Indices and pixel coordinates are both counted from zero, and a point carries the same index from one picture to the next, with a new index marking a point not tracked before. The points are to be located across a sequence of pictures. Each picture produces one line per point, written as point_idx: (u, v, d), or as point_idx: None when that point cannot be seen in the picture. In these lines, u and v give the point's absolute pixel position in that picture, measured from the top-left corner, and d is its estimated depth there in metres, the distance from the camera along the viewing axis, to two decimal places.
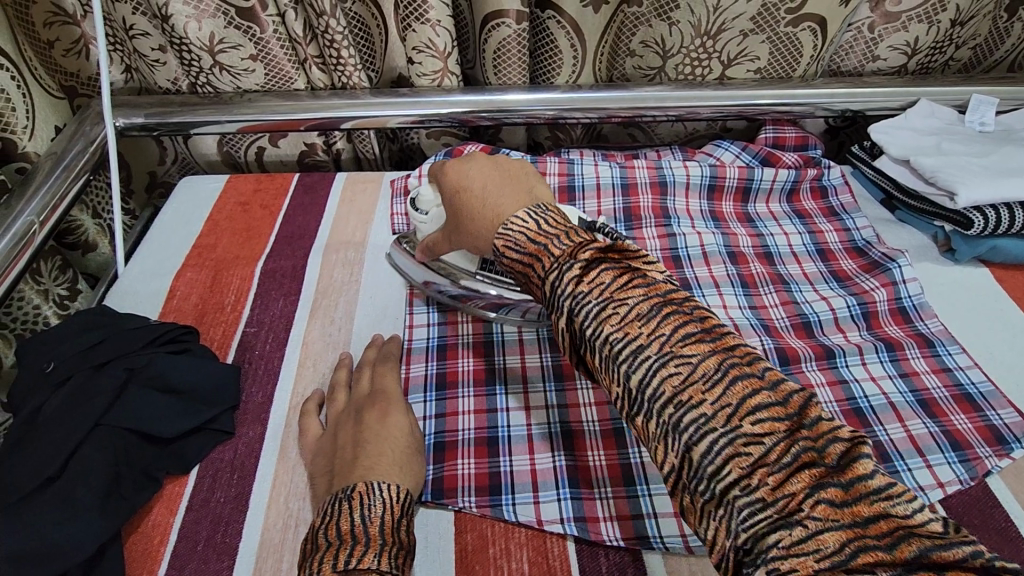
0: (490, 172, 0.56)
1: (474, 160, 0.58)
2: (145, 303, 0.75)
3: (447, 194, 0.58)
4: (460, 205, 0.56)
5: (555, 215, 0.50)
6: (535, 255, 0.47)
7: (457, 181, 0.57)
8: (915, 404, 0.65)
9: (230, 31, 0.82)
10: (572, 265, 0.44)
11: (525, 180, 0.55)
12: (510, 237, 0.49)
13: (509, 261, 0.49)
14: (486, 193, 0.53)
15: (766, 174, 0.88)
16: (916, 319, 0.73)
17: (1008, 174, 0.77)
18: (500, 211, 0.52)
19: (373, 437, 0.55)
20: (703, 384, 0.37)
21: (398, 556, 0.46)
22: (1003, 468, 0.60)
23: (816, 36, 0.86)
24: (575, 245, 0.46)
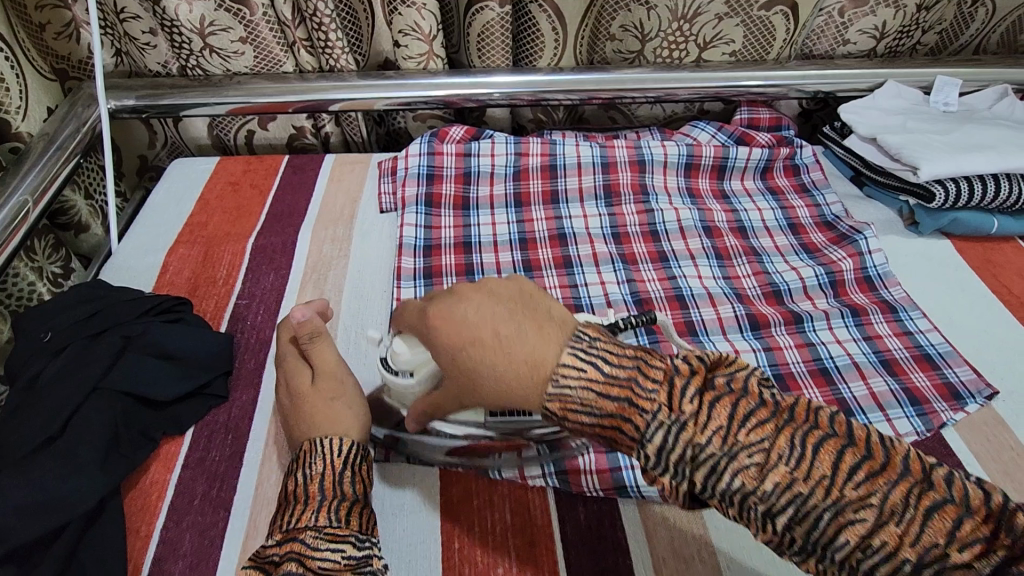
0: (493, 306, 0.44)
1: (465, 291, 0.46)
2: (138, 277, 0.77)
3: (445, 351, 0.45)
4: (469, 363, 0.43)
5: (609, 347, 0.43)
6: (619, 415, 0.41)
7: (456, 331, 0.44)
8: (878, 363, 0.69)
9: (220, 14, 0.84)
10: (681, 420, 0.40)
11: (540, 304, 0.46)
12: (570, 395, 0.42)
13: (578, 425, 0.42)
14: (507, 344, 0.42)
15: (740, 153, 0.91)
16: (880, 287, 0.77)
17: (969, 149, 0.81)
18: (540, 359, 0.42)
19: (309, 403, 0.56)
20: (785, 464, 0.38)
21: (342, 508, 0.48)
22: (958, 421, 0.64)
23: (789, 20, 0.90)
24: (659, 388, 0.41)
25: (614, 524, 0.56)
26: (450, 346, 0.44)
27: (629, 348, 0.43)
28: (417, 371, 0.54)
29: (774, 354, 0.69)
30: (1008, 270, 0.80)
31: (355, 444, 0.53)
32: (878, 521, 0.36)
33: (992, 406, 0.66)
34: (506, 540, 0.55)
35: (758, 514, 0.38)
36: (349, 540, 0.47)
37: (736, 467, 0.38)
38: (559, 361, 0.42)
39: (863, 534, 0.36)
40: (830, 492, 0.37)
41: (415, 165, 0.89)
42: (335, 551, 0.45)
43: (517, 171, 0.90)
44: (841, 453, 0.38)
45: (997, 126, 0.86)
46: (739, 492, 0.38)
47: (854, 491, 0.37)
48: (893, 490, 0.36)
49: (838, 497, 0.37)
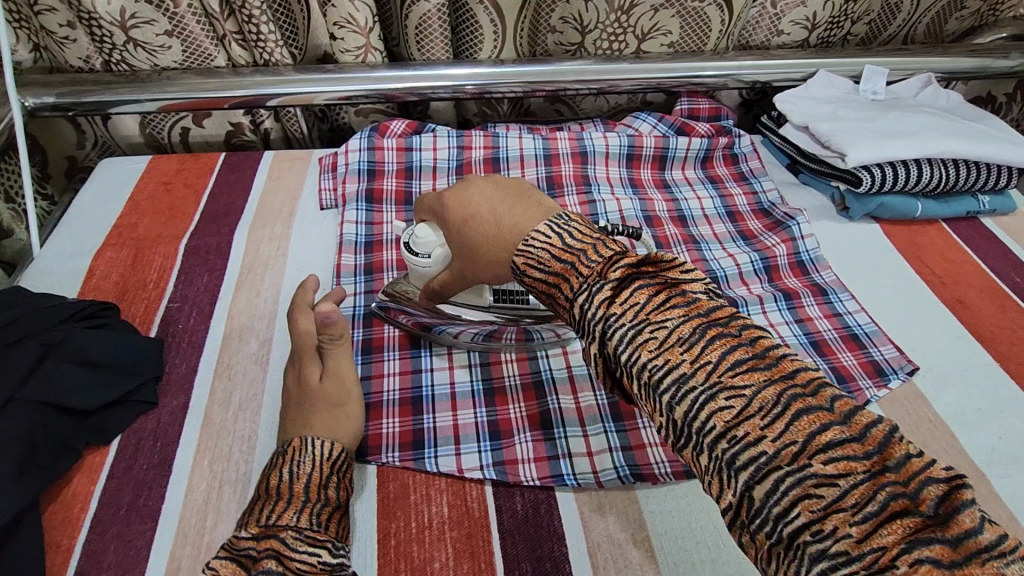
0: (492, 194, 0.52)
1: (476, 181, 0.54)
2: (62, 282, 0.74)
3: (455, 228, 0.53)
4: (467, 233, 0.52)
5: (581, 227, 0.47)
6: (562, 275, 0.45)
7: (462, 210, 0.53)
8: (808, 345, 0.71)
9: (142, 6, 0.80)
10: (602, 284, 0.42)
11: (532, 195, 0.52)
12: (531, 254, 0.47)
13: (531, 280, 0.47)
14: (500, 219, 0.50)
15: (680, 143, 0.93)
16: (812, 271, 0.79)
17: (894, 136, 0.84)
18: (517, 229, 0.49)
19: (314, 404, 0.57)
20: (760, 417, 0.35)
21: (323, 513, 0.49)
22: (881, 397, 0.67)
23: (723, 11, 0.91)
24: (603, 259, 0.44)
25: (551, 511, 0.57)
26: (458, 219, 0.53)
27: (599, 232, 0.46)
28: (434, 252, 0.60)
29: None
30: (931, 252, 0.84)
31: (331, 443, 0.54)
32: (837, 506, 0.32)
33: (913, 381, 0.69)
34: (443, 535, 0.54)
35: (723, 465, 0.35)
36: (325, 546, 0.47)
37: (712, 407, 0.36)
38: (532, 231, 0.48)
39: (818, 512, 0.32)
40: (708, 376, 0.37)
41: (355, 161, 0.89)
42: (313, 553, 0.46)
43: (460, 164, 0.90)
44: (824, 426, 0.34)
45: (919, 113, 0.90)
46: (712, 433, 0.36)
47: (824, 464, 0.33)
48: (790, 420, 0.35)
49: (805, 466, 0.33)
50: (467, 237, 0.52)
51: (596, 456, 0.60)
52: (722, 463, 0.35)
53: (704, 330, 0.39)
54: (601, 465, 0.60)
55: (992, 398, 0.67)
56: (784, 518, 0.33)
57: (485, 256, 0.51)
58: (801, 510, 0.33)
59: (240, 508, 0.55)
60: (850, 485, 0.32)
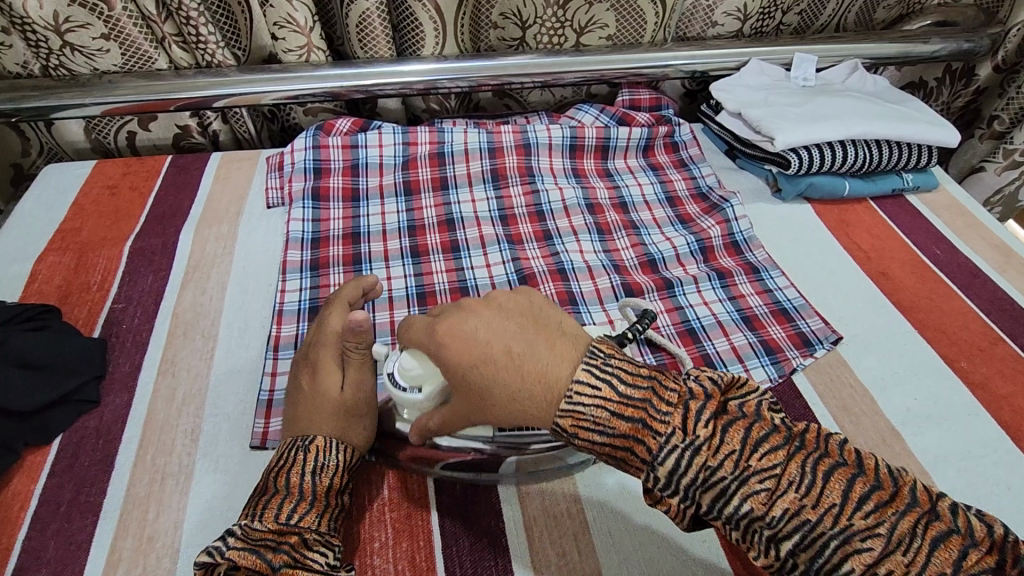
0: (503, 325, 0.48)
1: (473, 308, 0.50)
2: (3, 288, 0.74)
3: (456, 368, 0.48)
4: (481, 381, 0.47)
5: (623, 365, 0.46)
6: (631, 437, 0.43)
7: (467, 349, 0.47)
8: (739, 320, 0.74)
9: (75, 9, 0.80)
10: (694, 443, 0.42)
11: (550, 319, 0.50)
12: (582, 413, 0.44)
13: (588, 443, 0.45)
14: (521, 363, 0.46)
15: (620, 133, 0.96)
16: (745, 251, 0.83)
17: (819, 119, 0.87)
18: (553, 379, 0.45)
19: (326, 406, 0.55)
20: (712, 443, 0.42)
21: (337, 518, 0.52)
22: (807, 365, 0.71)
23: (656, 4, 0.94)
24: (672, 411, 0.43)
25: (488, 489, 0.59)
26: (462, 361, 0.47)
27: (642, 366, 0.46)
28: (427, 387, 0.52)
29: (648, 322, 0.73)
30: (859, 229, 0.88)
31: (345, 449, 0.54)
32: (886, 551, 0.38)
33: (837, 351, 0.72)
34: (382, 516, 0.56)
35: (763, 537, 0.41)
36: (336, 547, 0.50)
37: (747, 492, 0.41)
38: (572, 381, 0.45)
39: (765, 502, 0.41)
40: (737, 464, 0.41)
41: (301, 159, 0.90)
42: (324, 554, 0.48)
43: (406, 159, 0.92)
44: (748, 429, 0.43)
45: (845, 97, 0.94)
46: (747, 516, 0.41)
47: (760, 461, 0.42)
48: (725, 432, 0.42)
49: (745, 467, 0.41)
50: (476, 383, 0.47)
51: None
52: (699, 494, 0.42)
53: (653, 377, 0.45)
54: None
55: (910, 362, 0.71)
56: (742, 516, 0.41)
57: (507, 404, 0.46)
58: (752, 503, 0.41)
59: (183, 499, 0.56)
60: (782, 469, 0.41)
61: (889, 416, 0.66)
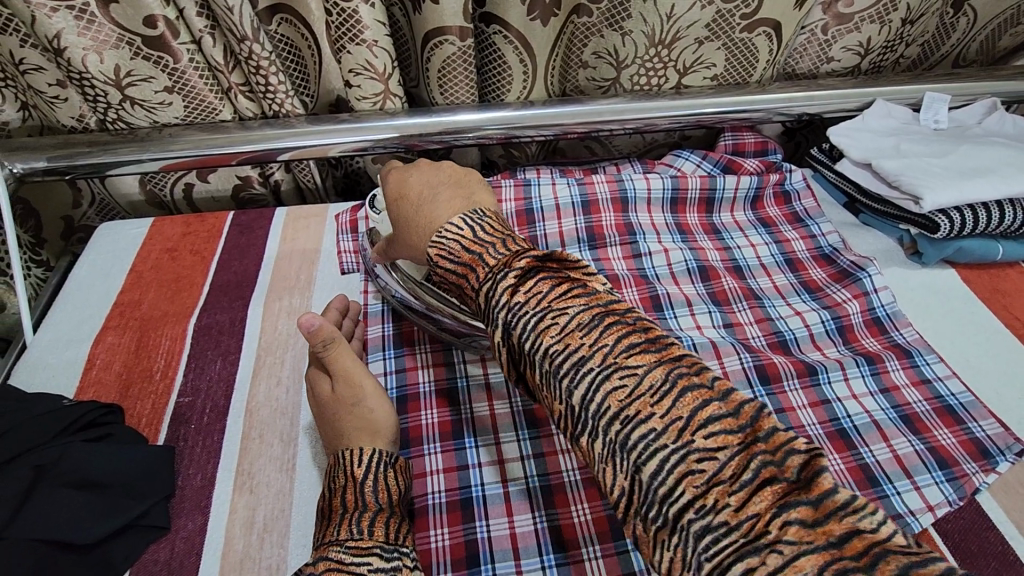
0: (431, 178, 0.55)
1: (421, 167, 0.58)
2: (58, 378, 0.66)
3: (388, 201, 0.57)
4: (398, 213, 0.55)
5: (494, 222, 0.48)
6: (470, 265, 0.45)
7: (399, 188, 0.56)
8: (899, 420, 0.63)
9: (138, 63, 0.72)
10: (506, 274, 0.42)
11: (470, 185, 0.54)
12: (443, 245, 0.48)
13: (443, 271, 0.47)
14: (422, 202, 0.53)
15: (728, 184, 0.85)
16: (891, 330, 0.71)
17: (972, 175, 0.76)
18: (433, 218, 0.51)
19: (332, 410, 0.57)
20: (650, 396, 0.36)
21: (369, 519, 0.49)
22: (991, 484, 0.59)
23: (772, 41, 0.83)
24: (508, 253, 0.44)
25: None
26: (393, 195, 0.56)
27: (510, 229, 0.48)
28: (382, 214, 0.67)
29: (849, 405, 0.64)
30: (1018, 300, 0.76)
31: (377, 452, 0.54)
32: None
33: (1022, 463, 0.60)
34: None
35: None
36: (374, 551, 0.47)
37: None
38: (447, 221, 0.50)
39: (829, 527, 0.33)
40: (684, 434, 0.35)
41: None
42: (362, 561, 0.46)
43: None
44: (705, 404, 0.35)
45: (992, 145, 0.82)
46: None
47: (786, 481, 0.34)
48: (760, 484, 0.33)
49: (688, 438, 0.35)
50: (398, 212, 0.56)
51: None
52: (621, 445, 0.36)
53: (676, 376, 0.36)
54: None
55: None
56: None
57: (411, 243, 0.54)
58: None
59: None
60: None
61: None
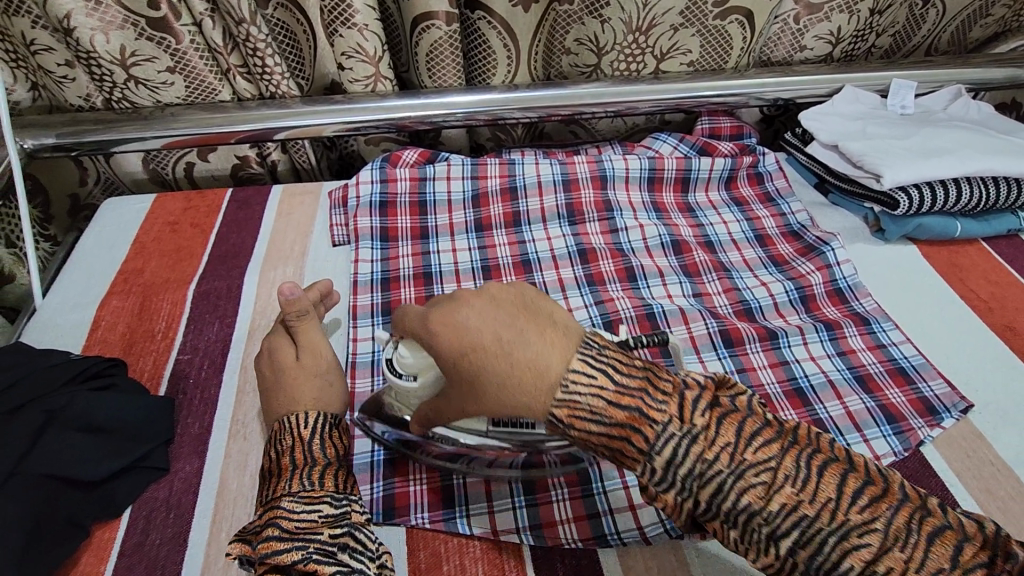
0: (493, 315, 0.40)
1: (465, 296, 0.42)
2: (66, 337, 0.70)
3: (450, 364, 0.41)
4: (473, 373, 0.40)
5: (617, 354, 0.41)
6: (627, 426, 0.39)
7: (457, 340, 0.40)
8: (853, 380, 0.67)
9: (142, 43, 0.77)
10: (692, 433, 0.39)
11: (544, 308, 0.41)
12: (577, 403, 0.39)
13: (584, 434, 0.39)
14: (514, 353, 0.39)
15: (703, 164, 0.89)
16: (851, 299, 0.75)
17: (930, 155, 0.80)
18: (547, 372, 0.39)
19: (292, 378, 0.59)
20: (790, 484, 0.38)
21: (314, 473, 0.51)
22: (934, 437, 0.63)
23: (745, 29, 0.88)
24: (668, 398, 0.40)
25: None
26: (453, 357, 0.40)
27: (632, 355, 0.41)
28: (421, 377, 0.49)
29: (806, 366, 0.68)
30: (974, 274, 0.80)
31: (321, 415, 0.55)
32: None
33: (966, 420, 0.65)
34: None
35: None
36: (324, 501, 0.48)
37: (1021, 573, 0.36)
38: (567, 371, 0.39)
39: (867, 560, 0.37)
40: (733, 458, 0.39)
41: (367, 194, 0.84)
42: (314, 510, 0.47)
43: (476, 196, 0.86)
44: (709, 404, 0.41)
45: (953, 128, 0.86)
46: None
47: (754, 456, 0.39)
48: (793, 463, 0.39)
49: (740, 462, 0.39)
50: (470, 373, 0.40)
51: (639, 510, 0.56)
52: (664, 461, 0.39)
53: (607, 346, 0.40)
54: (645, 520, 0.56)
55: None
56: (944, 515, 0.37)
57: (505, 405, 0.40)
58: None
59: None
60: None
61: None
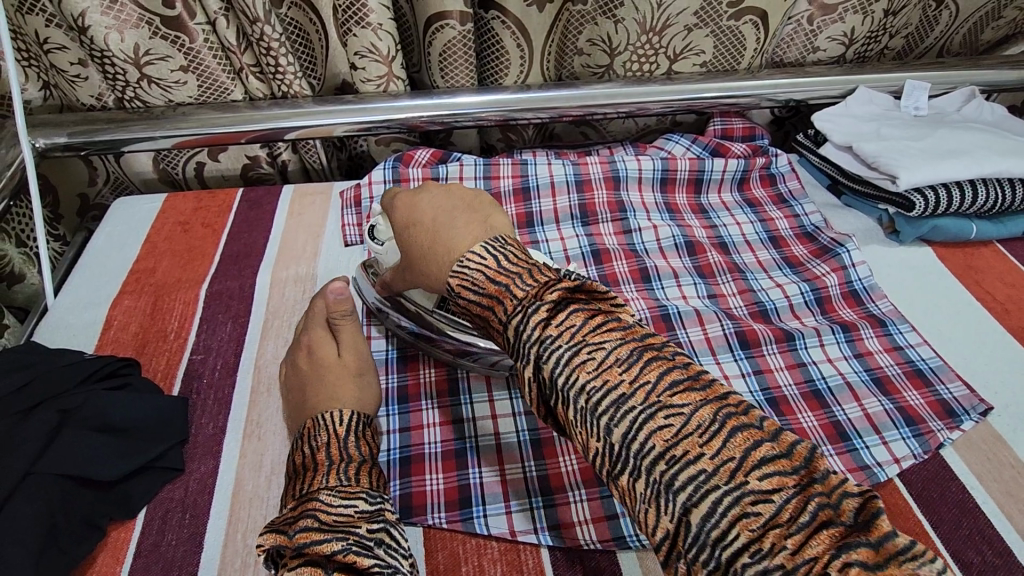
0: (444, 203, 0.51)
1: (430, 189, 0.54)
2: (78, 336, 0.70)
3: (399, 228, 0.54)
4: (410, 236, 0.52)
5: (517, 251, 0.45)
6: (495, 298, 0.43)
7: (409, 215, 0.53)
8: (870, 382, 0.67)
9: (156, 42, 0.77)
10: (538, 308, 0.40)
11: (484, 210, 0.50)
12: (466, 275, 0.45)
13: (464, 302, 0.45)
14: (438, 231, 0.49)
15: (716, 165, 0.89)
16: (867, 301, 0.75)
17: (945, 156, 0.80)
18: (453, 248, 0.47)
19: (332, 377, 0.59)
20: (698, 436, 0.34)
21: (351, 469, 0.50)
22: (955, 440, 0.62)
23: (758, 30, 0.87)
24: (537, 284, 0.42)
25: None
26: (402, 222, 0.53)
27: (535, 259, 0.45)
28: (389, 243, 0.61)
29: (823, 368, 0.68)
30: (990, 276, 0.79)
31: (355, 414, 0.57)
32: None
33: (986, 423, 0.64)
34: None
35: None
36: (360, 496, 0.48)
37: None
38: (469, 250, 0.46)
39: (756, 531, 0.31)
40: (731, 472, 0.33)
41: (380, 193, 0.84)
42: (350, 505, 0.47)
43: (489, 196, 0.85)
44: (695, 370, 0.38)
45: (968, 129, 0.86)
46: None
47: (669, 398, 0.36)
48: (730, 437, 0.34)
49: (727, 457, 0.34)
50: (409, 237, 0.52)
51: None
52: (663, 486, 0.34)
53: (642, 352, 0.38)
54: None
55: None
56: None
57: (425, 271, 0.50)
58: None
59: None
60: None
61: None
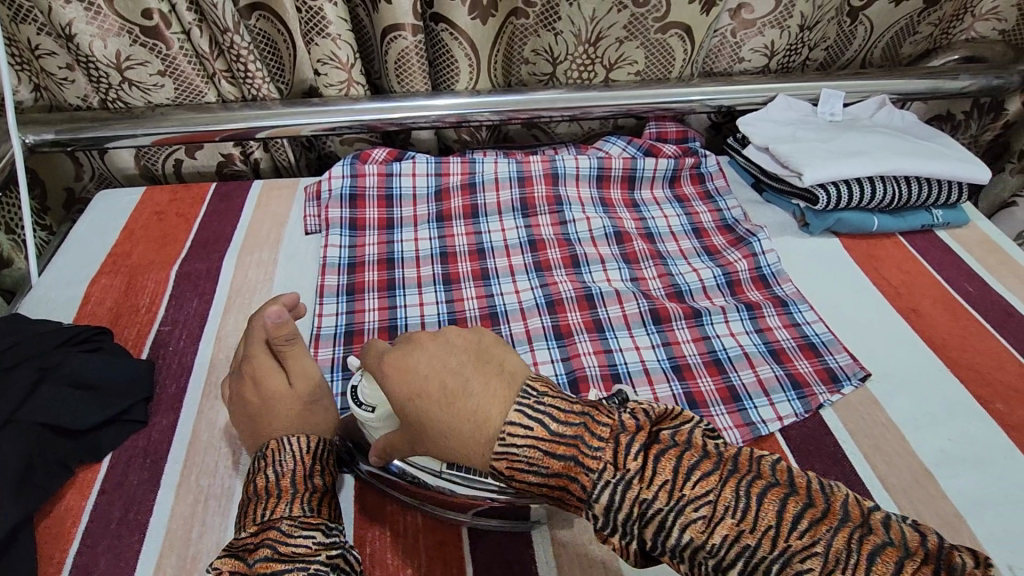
0: (445, 359, 0.45)
1: (422, 340, 0.47)
2: (58, 309, 0.77)
3: (398, 400, 0.45)
4: (417, 416, 0.44)
5: (555, 401, 0.42)
6: (564, 475, 0.41)
7: (407, 383, 0.45)
8: (766, 353, 0.75)
9: (136, 49, 0.85)
10: (624, 479, 0.40)
11: (495, 355, 0.45)
12: (515, 455, 0.41)
13: (524, 484, 0.42)
14: (455, 401, 0.43)
15: (647, 164, 0.98)
16: (774, 284, 0.83)
17: (848, 155, 0.89)
18: (484, 418, 0.42)
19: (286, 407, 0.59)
20: (731, 513, 0.39)
21: (312, 499, 0.54)
22: (834, 401, 0.70)
23: (685, 42, 0.97)
24: (604, 445, 0.41)
25: (519, 516, 0.60)
26: (402, 395, 0.45)
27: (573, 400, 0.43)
28: (379, 407, 0.55)
29: (725, 340, 0.76)
30: (888, 264, 0.88)
31: (320, 442, 0.59)
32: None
33: (865, 387, 0.72)
34: (417, 542, 0.59)
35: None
36: (319, 528, 0.51)
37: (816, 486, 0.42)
38: (503, 421, 0.42)
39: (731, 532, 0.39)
40: (672, 495, 0.39)
41: (338, 186, 0.92)
42: (309, 536, 0.50)
43: (438, 190, 0.94)
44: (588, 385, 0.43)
45: (873, 133, 0.95)
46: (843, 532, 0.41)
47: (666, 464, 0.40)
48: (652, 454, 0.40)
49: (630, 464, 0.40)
50: (412, 416, 0.45)
51: None
52: (704, 560, 0.39)
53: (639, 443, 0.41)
54: None
55: (939, 400, 0.71)
56: None
57: (435, 439, 0.44)
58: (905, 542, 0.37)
59: (225, 520, 0.59)
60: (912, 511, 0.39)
61: (921, 456, 0.65)
